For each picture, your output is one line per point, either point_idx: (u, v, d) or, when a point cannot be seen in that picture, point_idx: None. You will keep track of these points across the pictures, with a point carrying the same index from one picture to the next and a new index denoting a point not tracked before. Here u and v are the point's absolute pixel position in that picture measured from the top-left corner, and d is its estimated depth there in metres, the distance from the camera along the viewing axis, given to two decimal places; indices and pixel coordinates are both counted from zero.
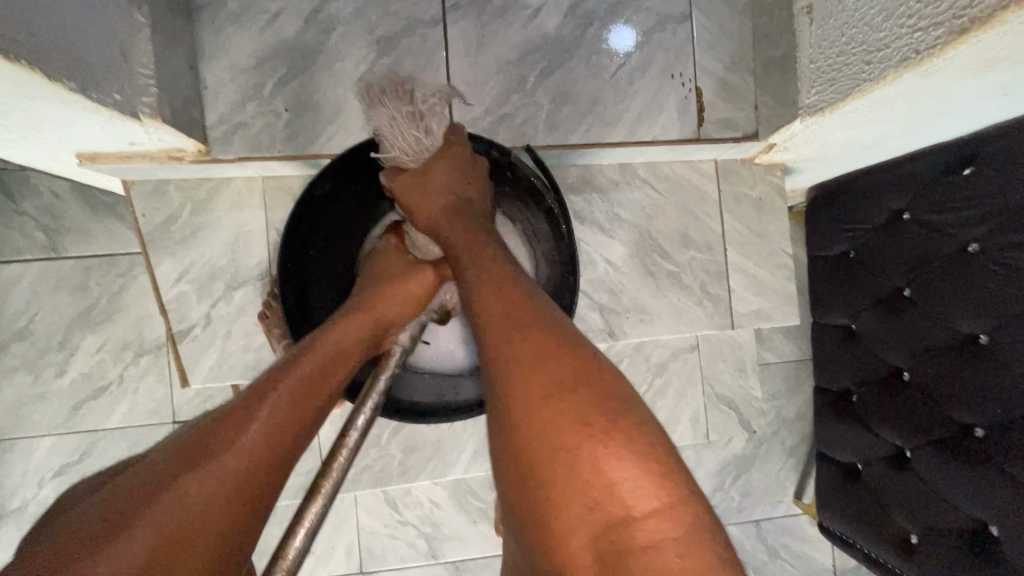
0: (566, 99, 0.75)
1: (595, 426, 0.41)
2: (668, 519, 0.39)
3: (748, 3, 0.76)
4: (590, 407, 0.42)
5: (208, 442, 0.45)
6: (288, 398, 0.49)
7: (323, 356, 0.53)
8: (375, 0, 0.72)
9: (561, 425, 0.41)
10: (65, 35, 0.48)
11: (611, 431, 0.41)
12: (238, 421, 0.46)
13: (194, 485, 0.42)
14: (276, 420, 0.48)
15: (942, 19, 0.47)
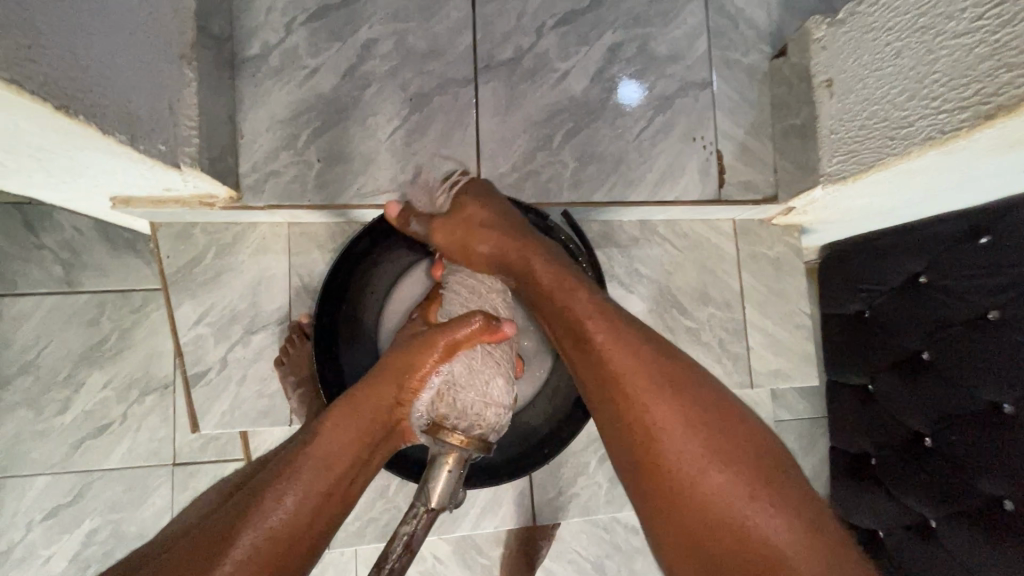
0: (590, 158, 0.77)
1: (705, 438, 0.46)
2: (782, 516, 0.43)
3: (766, 73, 0.80)
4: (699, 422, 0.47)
5: (230, 525, 0.45)
6: (314, 473, 0.50)
7: (347, 430, 0.54)
8: (411, 60, 0.75)
9: (675, 438, 0.46)
10: (121, 91, 0.50)
11: (721, 441, 0.46)
12: (262, 501, 0.47)
13: (223, 564, 0.43)
14: (303, 495, 0.48)
15: (967, 104, 0.49)
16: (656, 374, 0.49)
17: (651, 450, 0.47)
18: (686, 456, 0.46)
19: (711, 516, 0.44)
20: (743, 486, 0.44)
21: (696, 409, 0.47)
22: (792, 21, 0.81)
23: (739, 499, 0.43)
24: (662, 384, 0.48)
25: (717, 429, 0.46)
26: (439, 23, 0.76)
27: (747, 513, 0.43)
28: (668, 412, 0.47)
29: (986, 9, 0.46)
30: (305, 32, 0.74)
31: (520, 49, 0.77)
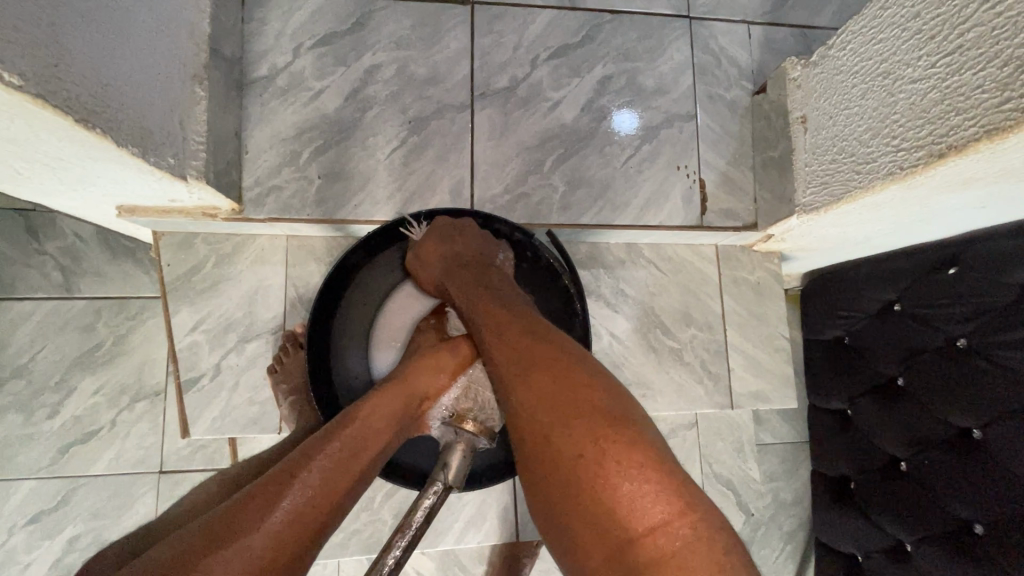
0: (579, 183, 0.81)
1: (564, 399, 0.47)
2: (645, 487, 0.42)
3: (747, 108, 0.84)
4: (566, 385, 0.47)
5: (264, 497, 0.47)
6: (348, 452, 0.52)
7: (379, 415, 0.57)
8: (411, 86, 0.79)
9: (540, 405, 0.47)
10: (137, 107, 0.54)
11: (577, 403, 0.46)
12: (298, 475, 0.49)
13: (244, 543, 0.44)
14: (336, 472, 0.51)
15: (922, 144, 0.53)
16: (531, 347, 0.51)
17: (518, 419, 0.49)
18: (544, 418, 0.47)
19: (571, 477, 0.44)
20: (594, 443, 0.44)
21: (561, 375, 0.48)
22: (772, 62, 0.86)
23: (588, 457, 0.43)
24: (538, 355, 0.50)
25: (578, 392, 0.47)
26: (439, 53, 0.80)
27: (598, 469, 0.43)
28: (546, 389, 0.48)
29: (937, 58, 0.50)
30: (312, 57, 0.78)
31: (515, 78, 0.81)
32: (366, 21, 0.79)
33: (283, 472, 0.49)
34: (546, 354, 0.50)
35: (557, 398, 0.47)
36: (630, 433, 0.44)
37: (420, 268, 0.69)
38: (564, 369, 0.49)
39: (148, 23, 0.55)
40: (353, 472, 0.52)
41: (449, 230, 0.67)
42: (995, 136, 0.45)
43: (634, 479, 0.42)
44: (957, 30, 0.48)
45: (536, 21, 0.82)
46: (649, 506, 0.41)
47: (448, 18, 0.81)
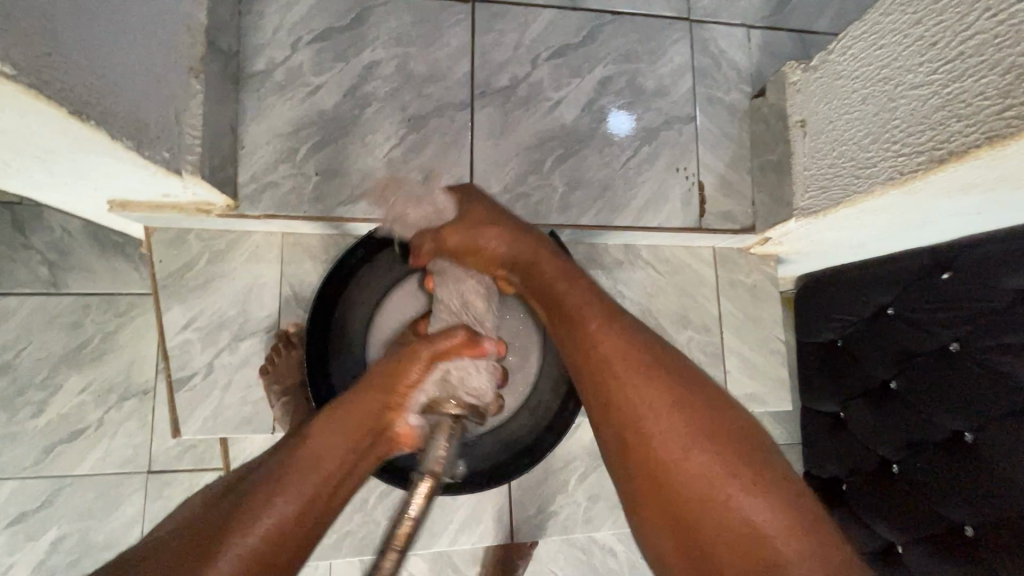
0: (579, 184, 0.80)
1: (700, 429, 0.47)
2: (774, 503, 0.44)
3: (746, 112, 0.85)
4: (693, 415, 0.48)
5: (228, 525, 0.44)
6: (316, 468, 0.50)
7: (356, 416, 0.55)
8: (411, 83, 0.78)
9: (662, 421, 0.48)
10: (132, 99, 0.53)
11: (706, 429, 0.47)
12: (267, 497, 0.46)
13: (240, 536, 0.44)
14: (299, 493, 0.48)
15: (922, 149, 0.53)
16: (653, 370, 0.51)
17: (629, 438, 0.49)
18: (666, 435, 0.47)
19: (692, 498, 0.45)
20: (728, 475, 0.45)
21: (677, 394, 0.49)
22: (771, 66, 0.87)
23: (716, 477, 0.45)
24: (649, 369, 0.51)
25: (710, 425, 0.47)
26: (439, 51, 0.80)
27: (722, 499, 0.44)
28: (666, 405, 0.48)
29: (939, 64, 0.51)
30: (309, 52, 0.77)
31: (516, 78, 0.81)
32: (365, 16, 0.79)
33: (246, 497, 0.47)
34: (654, 368, 0.51)
35: (670, 409, 0.48)
36: (766, 471, 0.45)
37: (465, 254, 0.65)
38: (677, 381, 0.50)
39: (142, 13, 0.54)
40: (320, 487, 0.50)
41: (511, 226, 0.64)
42: (996, 142, 0.46)
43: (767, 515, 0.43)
44: (959, 37, 0.48)
45: (537, 20, 0.82)
46: (785, 543, 0.42)
47: (448, 16, 0.80)
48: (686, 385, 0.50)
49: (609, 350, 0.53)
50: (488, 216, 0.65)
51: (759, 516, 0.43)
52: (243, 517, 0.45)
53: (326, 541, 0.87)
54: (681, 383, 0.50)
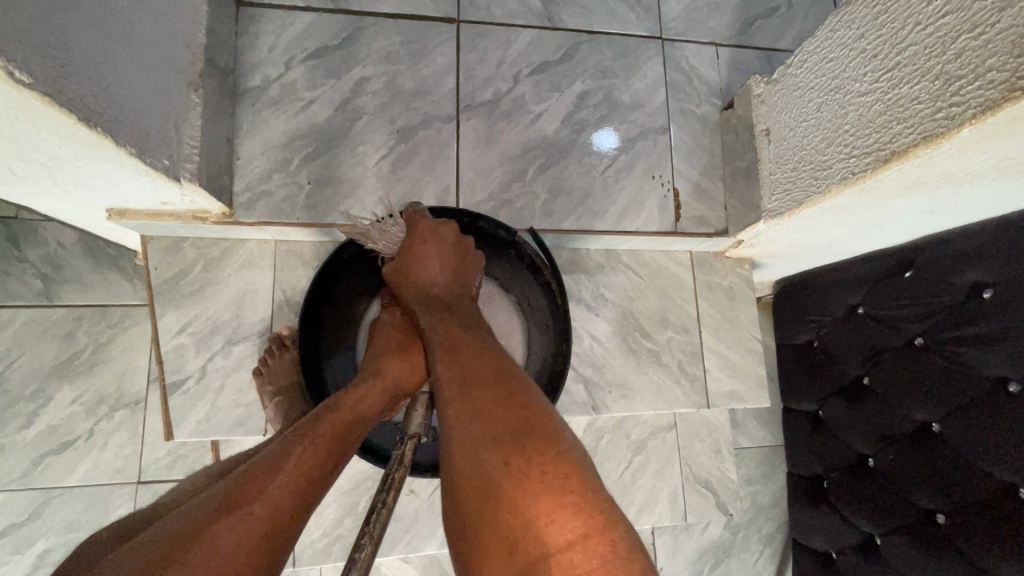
0: (560, 191, 0.84)
1: (507, 422, 0.48)
2: (562, 492, 0.44)
3: (716, 123, 0.90)
4: (504, 413, 0.49)
5: (254, 480, 0.48)
6: (327, 440, 0.54)
7: (359, 404, 0.60)
8: (399, 97, 0.83)
9: (477, 409, 0.50)
10: (135, 109, 0.56)
11: (523, 427, 0.48)
12: (285, 457, 0.51)
13: (245, 508, 0.46)
14: (312, 457, 0.52)
15: (869, 151, 0.58)
16: (486, 381, 0.53)
17: (451, 423, 0.51)
18: (477, 419, 0.49)
19: (486, 480, 0.45)
20: (528, 465, 0.45)
21: (497, 394, 0.51)
22: (739, 81, 0.93)
23: (513, 464, 0.45)
24: (481, 365, 0.55)
25: (511, 422, 0.48)
26: (426, 68, 0.84)
27: (514, 489, 0.44)
28: (484, 394, 0.51)
29: (880, 74, 0.56)
30: (303, 69, 0.81)
31: (499, 92, 0.85)
32: (356, 36, 0.83)
33: (268, 457, 0.51)
34: (489, 367, 0.55)
35: (487, 398, 0.51)
36: (558, 455, 0.46)
37: (415, 264, 0.68)
38: (503, 378, 0.53)
39: (145, 31, 0.57)
40: (331, 453, 0.54)
41: (453, 250, 0.69)
42: (931, 141, 0.50)
43: (548, 498, 0.43)
44: (896, 50, 0.53)
45: (519, 39, 0.87)
46: (567, 538, 0.42)
47: (434, 35, 0.85)
48: (510, 381, 0.53)
49: (458, 363, 0.56)
50: (445, 242, 0.69)
51: (542, 499, 0.43)
52: (267, 472, 0.49)
53: (318, 546, 0.88)
54: (506, 378, 0.53)
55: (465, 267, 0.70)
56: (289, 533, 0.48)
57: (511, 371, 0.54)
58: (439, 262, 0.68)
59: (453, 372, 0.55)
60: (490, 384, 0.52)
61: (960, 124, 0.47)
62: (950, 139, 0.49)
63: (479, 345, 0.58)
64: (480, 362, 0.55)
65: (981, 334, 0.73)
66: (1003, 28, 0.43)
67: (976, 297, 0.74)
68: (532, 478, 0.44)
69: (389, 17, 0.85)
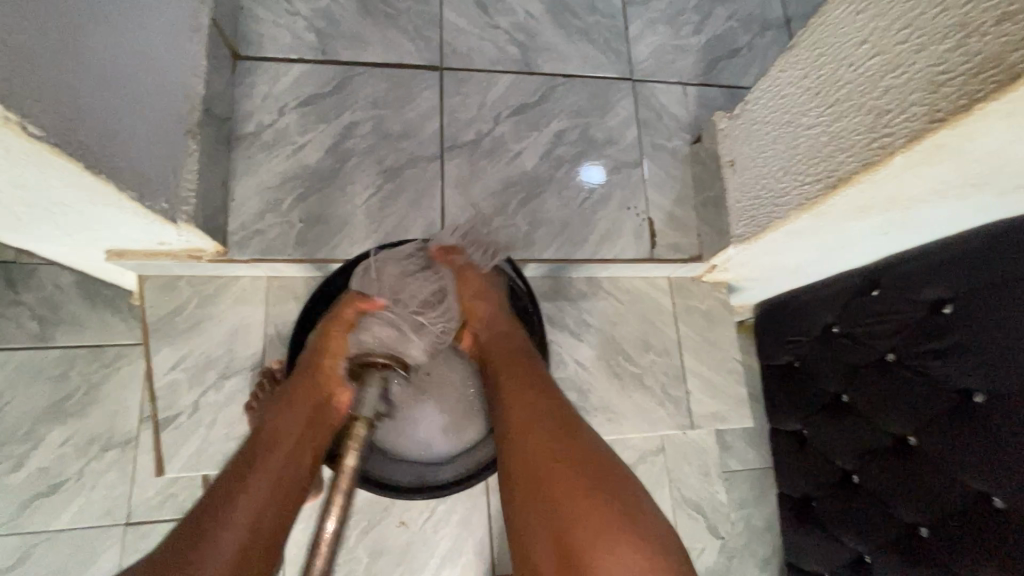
0: (541, 223, 0.89)
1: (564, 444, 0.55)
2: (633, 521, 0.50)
3: (686, 156, 0.95)
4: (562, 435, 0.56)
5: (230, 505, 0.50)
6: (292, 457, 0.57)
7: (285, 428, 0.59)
8: (386, 139, 0.88)
9: (555, 436, 0.56)
10: (137, 157, 0.60)
11: (597, 460, 0.54)
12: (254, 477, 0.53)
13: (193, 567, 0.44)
14: (279, 474, 0.55)
15: (819, 179, 0.62)
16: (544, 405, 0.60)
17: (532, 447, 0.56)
18: (557, 447, 0.55)
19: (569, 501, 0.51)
20: (607, 495, 0.51)
21: (570, 427, 0.58)
22: (706, 116, 0.99)
23: (593, 492, 0.51)
24: (548, 398, 0.61)
25: (578, 453, 0.55)
26: (411, 112, 0.90)
27: (570, 497, 0.51)
28: (557, 425, 0.58)
29: (823, 109, 0.61)
30: (295, 115, 0.87)
31: (480, 132, 0.91)
32: (345, 84, 0.89)
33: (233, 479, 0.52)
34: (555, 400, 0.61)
35: (562, 429, 0.57)
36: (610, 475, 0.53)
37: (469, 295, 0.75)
38: (569, 413, 0.60)
39: (147, 87, 0.62)
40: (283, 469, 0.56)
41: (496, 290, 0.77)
42: (869, 169, 0.55)
43: (599, 511, 0.50)
44: (834, 88, 0.59)
45: (498, 83, 0.93)
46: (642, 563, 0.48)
47: (419, 82, 0.91)
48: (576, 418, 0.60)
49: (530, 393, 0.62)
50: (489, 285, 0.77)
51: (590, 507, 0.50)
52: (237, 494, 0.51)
53: None
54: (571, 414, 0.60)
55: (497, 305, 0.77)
56: (271, 549, 0.50)
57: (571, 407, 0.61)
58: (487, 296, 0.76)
59: (526, 400, 0.61)
60: (562, 418, 0.59)
61: (891, 152, 0.52)
62: (885, 168, 0.54)
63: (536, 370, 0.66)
64: (547, 395, 0.62)
65: (946, 347, 0.76)
66: (921, 68, 0.48)
67: (940, 312, 0.77)
68: (585, 491, 0.51)
69: (376, 66, 0.91)
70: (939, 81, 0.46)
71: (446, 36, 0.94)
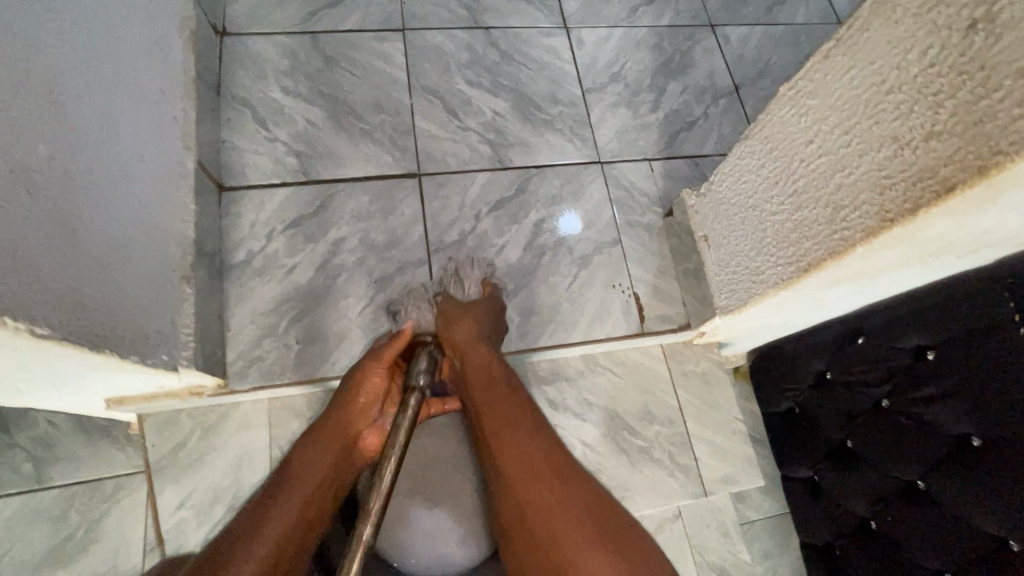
0: (531, 313, 0.91)
1: (555, 490, 0.64)
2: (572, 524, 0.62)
3: (661, 228, 1.00)
4: (554, 478, 0.65)
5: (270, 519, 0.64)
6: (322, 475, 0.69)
7: (317, 462, 0.70)
8: (374, 250, 0.91)
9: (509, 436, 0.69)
10: (137, 319, 0.62)
11: (547, 469, 0.66)
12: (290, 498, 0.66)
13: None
14: (306, 494, 0.67)
15: (790, 261, 0.65)
16: (535, 455, 0.67)
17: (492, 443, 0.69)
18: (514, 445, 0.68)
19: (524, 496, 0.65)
20: (550, 495, 0.64)
21: (519, 432, 0.69)
22: (674, 188, 1.04)
23: (539, 494, 0.64)
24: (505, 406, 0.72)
25: (525, 459, 0.67)
26: (394, 220, 0.93)
27: (557, 524, 0.62)
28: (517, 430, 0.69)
29: (783, 198, 0.65)
30: (284, 238, 0.89)
31: (463, 232, 0.94)
32: (329, 202, 0.93)
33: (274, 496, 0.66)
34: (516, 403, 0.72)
35: (513, 432, 0.69)
36: (602, 516, 0.63)
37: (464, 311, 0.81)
38: (526, 420, 0.70)
39: (140, 252, 0.65)
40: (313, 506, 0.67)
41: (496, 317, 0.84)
42: (834, 257, 0.58)
43: (589, 549, 0.60)
44: (790, 180, 0.63)
45: (475, 181, 0.98)
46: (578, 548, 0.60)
47: (399, 191, 0.95)
48: (531, 424, 0.70)
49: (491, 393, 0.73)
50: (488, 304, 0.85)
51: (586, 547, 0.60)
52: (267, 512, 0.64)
53: None
54: (527, 422, 0.70)
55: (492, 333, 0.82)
56: (296, 558, 0.63)
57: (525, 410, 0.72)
58: (469, 313, 0.81)
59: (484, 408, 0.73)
60: (511, 421, 0.70)
61: (852, 244, 0.55)
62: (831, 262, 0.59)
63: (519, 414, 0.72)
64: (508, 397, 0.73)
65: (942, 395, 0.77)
66: (865, 170, 0.52)
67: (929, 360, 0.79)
68: (539, 485, 0.65)
69: (357, 180, 0.95)
70: (884, 183, 0.50)
71: (420, 144, 1.00)
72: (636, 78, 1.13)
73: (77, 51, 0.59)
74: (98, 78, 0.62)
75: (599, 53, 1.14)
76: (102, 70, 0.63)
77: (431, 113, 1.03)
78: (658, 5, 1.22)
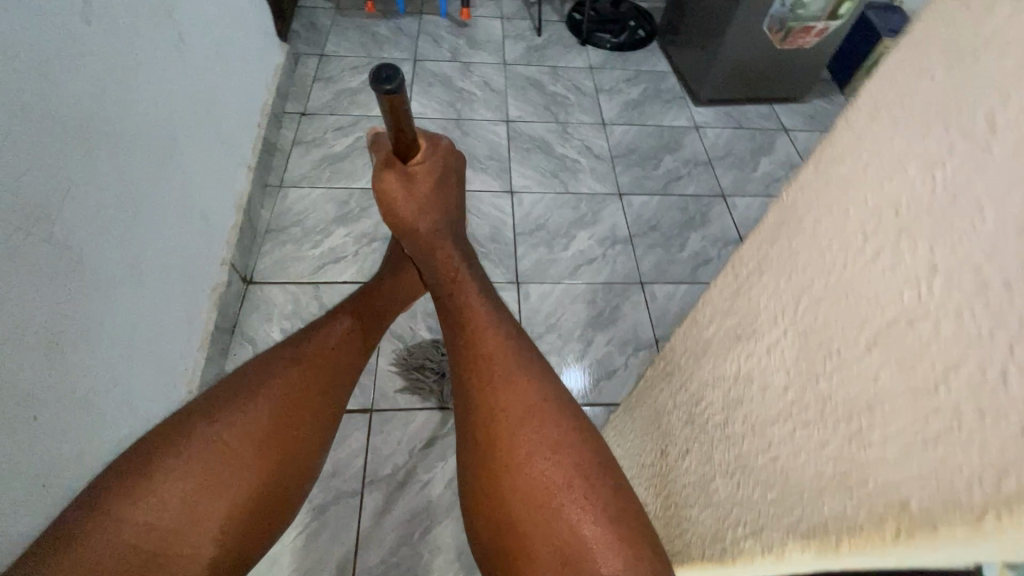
0: (441, 550, 1.04)
1: (517, 410, 0.51)
2: (594, 521, 0.45)
3: None
4: (561, 449, 0.49)
5: (192, 433, 0.55)
6: (219, 471, 0.54)
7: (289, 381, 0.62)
8: (319, 478, 1.09)
9: (505, 408, 0.52)
10: None
11: (558, 451, 0.48)
12: (176, 471, 0.52)
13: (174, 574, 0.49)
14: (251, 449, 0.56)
15: None
16: (525, 428, 0.50)
17: (482, 417, 0.52)
18: (502, 405, 0.52)
19: (532, 494, 0.47)
20: (573, 483, 0.47)
21: (500, 388, 0.53)
22: None
23: (553, 485, 0.47)
24: (501, 362, 0.55)
25: (525, 436, 0.49)
26: (341, 452, 1.12)
27: (560, 514, 0.46)
28: (523, 393, 0.52)
29: None
30: None
31: (396, 465, 1.12)
32: None
33: (169, 451, 0.53)
34: (517, 356, 0.56)
35: (492, 396, 0.53)
36: (594, 460, 0.49)
37: (412, 190, 0.81)
38: (518, 385, 0.53)
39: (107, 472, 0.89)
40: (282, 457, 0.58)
41: (441, 216, 0.83)
42: None
43: (604, 525, 0.45)
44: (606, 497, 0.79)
45: (414, 419, 1.17)
46: None
47: (353, 423, 1.16)
48: (523, 389, 0.53)
49: (480, 339, 0.58)
50: (447, 197, 0.85)
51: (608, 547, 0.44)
52: (176, 477, 0.52)
53: None
54: (518, 388, 0.53)
55: (439, 224, 0.82)
56: (262, 521, 0.55)
57: (514, 363, 0.55)
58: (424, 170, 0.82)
59: (457, 361, 0.58)
60: (496, 379, 0.54)
61: None
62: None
63: (468, 283, 0.68)
64: (490, 336, 0.58)
65: None
66: None
67: None
68: (548, 449, 0.48)
69: None
70: None
71: (377, 382, 1.22)
72: (568, 330, 1.37)
73: (112, 374, 0.88)
74: (134, 377, 0.94)
75: (541, 305, 1.40)
76: (137, 370, 0.95)
77: (393, 354, 1.26)
78: (598, 264, 1.50)
